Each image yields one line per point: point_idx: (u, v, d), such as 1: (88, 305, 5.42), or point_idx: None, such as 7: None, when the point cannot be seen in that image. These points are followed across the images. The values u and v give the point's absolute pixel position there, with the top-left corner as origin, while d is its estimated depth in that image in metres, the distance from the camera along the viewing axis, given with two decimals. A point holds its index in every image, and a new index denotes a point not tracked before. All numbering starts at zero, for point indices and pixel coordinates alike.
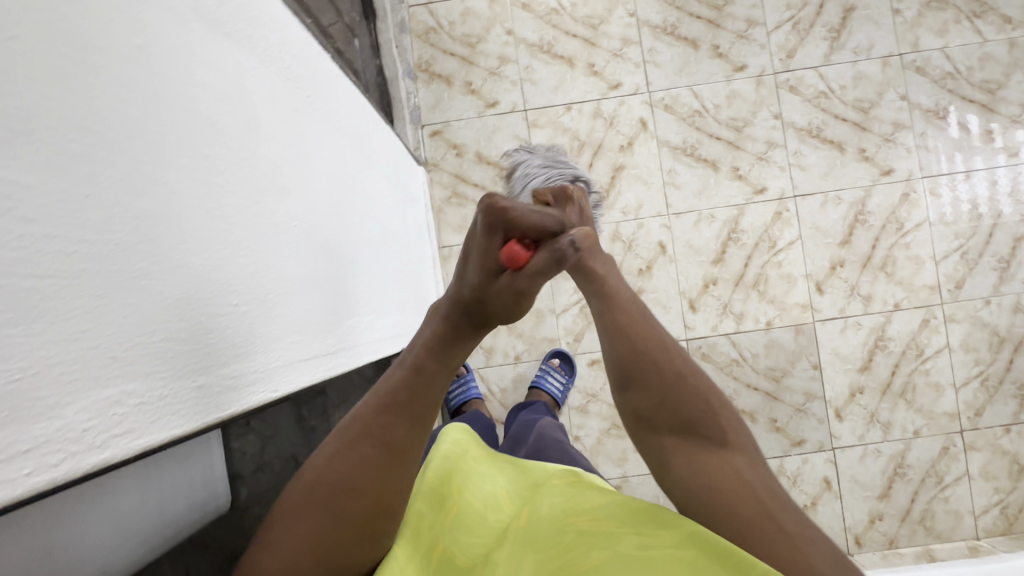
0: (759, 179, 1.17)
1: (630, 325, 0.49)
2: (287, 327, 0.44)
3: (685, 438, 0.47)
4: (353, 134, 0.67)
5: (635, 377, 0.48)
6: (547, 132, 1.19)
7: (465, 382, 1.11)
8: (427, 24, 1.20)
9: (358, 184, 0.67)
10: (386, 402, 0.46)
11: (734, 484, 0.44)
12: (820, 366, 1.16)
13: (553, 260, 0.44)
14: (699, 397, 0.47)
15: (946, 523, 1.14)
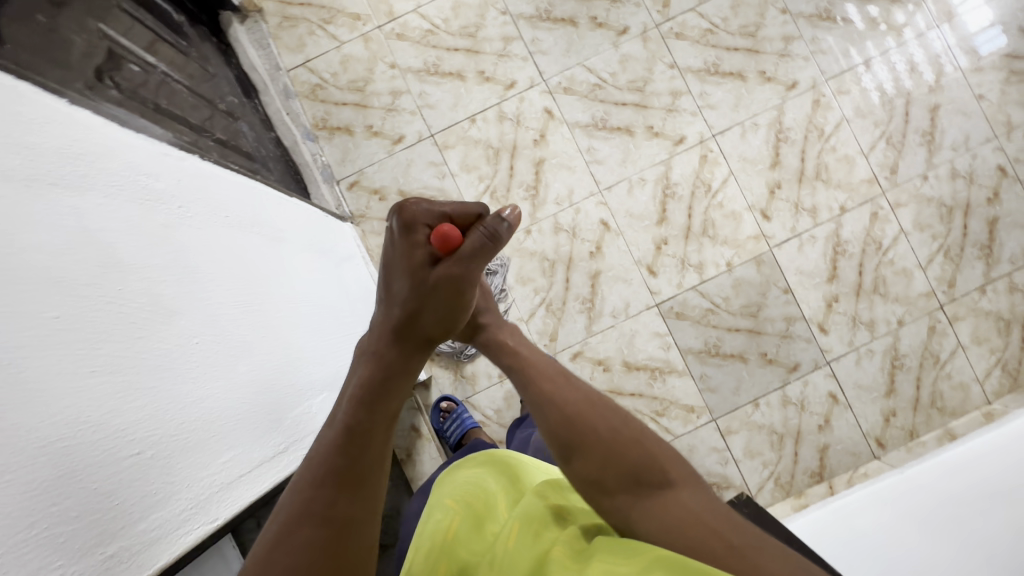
0: (676, 130, 1.17)
1: (556, 393, 0.56)
2: (212, 447, 0.44)
3: (632, 488, 0.50)
4: (249, 222, 0.65)
5: (573, 441, 0.53)
6: (460, 150, 1.17)
7: (459, 418, 1.09)
8: (311, 81, 1.18)
9: (272, 269, 0.66)
10: (321, 476, 0.45)
11: (678, 515, 0.47)
12: (791, 289, 1.16)
13: (483, 237, 0.53)
14: (632, 442, 0.53)
15: (956, 398, 1.15)
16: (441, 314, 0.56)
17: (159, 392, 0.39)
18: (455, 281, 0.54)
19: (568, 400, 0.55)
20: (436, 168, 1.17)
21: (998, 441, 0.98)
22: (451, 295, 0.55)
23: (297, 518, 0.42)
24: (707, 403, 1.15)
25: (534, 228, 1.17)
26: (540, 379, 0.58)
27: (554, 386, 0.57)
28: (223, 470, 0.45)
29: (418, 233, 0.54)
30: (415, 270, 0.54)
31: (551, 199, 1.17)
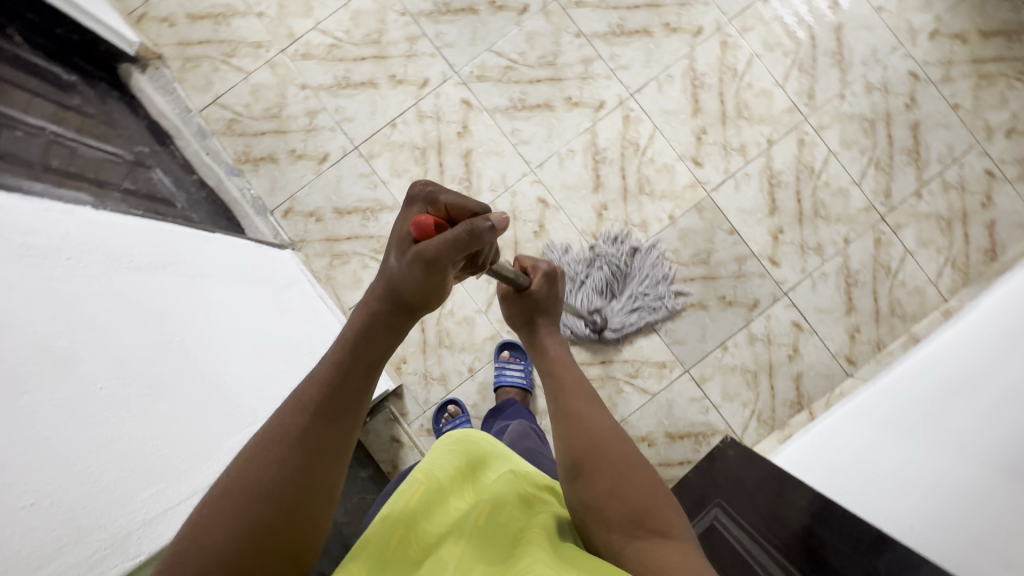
0: (594, 97, 1.17)
1: (584, 415, 0.56)
2: (127, 484, 0.44)
3: (628, 528, 0.48)
4: (161, 265, 0.65)
5: (583, 463, 0.52)
6: (386, 156, 1.17)
7: (458, 424, 1.10)
8: (225, 117, 1.17)
9: (195, 306, 0.65)
10: (305, 401, 0.44)
11: (669, 562, 0.45)
12: (736, 229, 1.17)
13: (467, 234, 0.44)
14: (640, 485, 0.51)
15: (914, 303, 1.17)
16: (421, 290, 0.48)
17: (59, 439, 0.39)
18: (431, 262, 0.46)
19: (590, 423, 0.55)
20: (367, 179, 1.16)
21: (955, 341, 1.00)
22: (428, 278, 0.47)
23: (276, 440, 0.43)
24: (677, 356, 1.16)
25: None
26: (573, 399, 0.58)
27: (584, 408, 0.57)
28: (143, 505, 0.45)
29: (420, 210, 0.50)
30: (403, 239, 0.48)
31: (486, 187, 1.16)
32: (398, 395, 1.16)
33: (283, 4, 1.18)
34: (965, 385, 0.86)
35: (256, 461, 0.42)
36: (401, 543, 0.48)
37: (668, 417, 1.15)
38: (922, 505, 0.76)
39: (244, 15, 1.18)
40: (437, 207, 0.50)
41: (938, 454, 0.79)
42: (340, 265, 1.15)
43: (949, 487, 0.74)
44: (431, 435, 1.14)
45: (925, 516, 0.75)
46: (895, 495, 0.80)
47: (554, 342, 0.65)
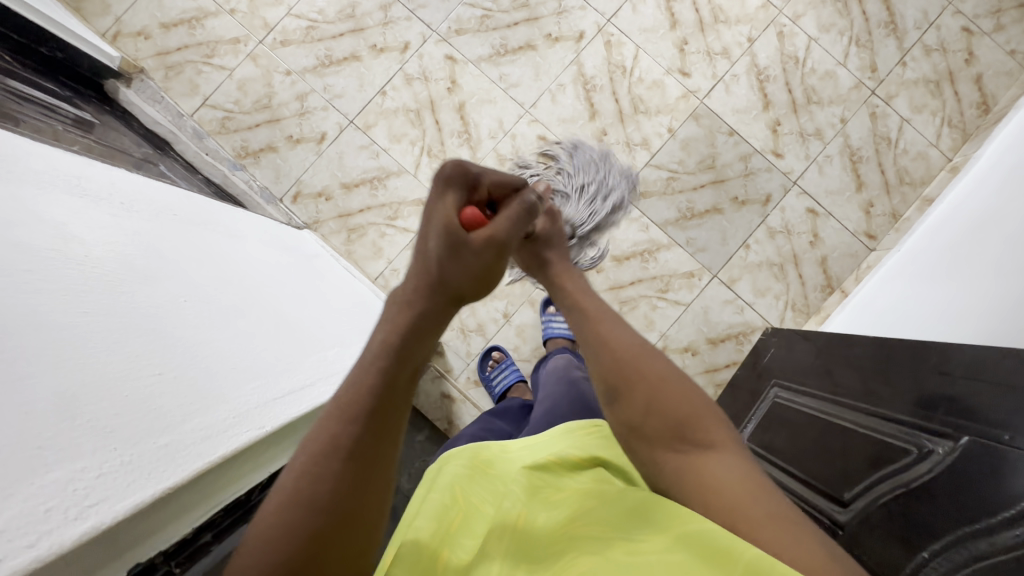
0: (573, 28, 1.19)
1: (609, 337, 0.51)
2: (234, 373, 0.45)
3: (676, 445, 0.45)
4: (199, 221, 0.66)
5: (619, 389, 0.48)
6: (383, 124, 1.18)
7: (505, 368, 1.11)
8: (218, 116, 1.18)
9: (241, 256, 0.66)
10: (342, 429, 0.40)
11: (718, 481, 0.42)
12: (735, 130, 1.19)
13: (520, 210, 0.47)
14: (678, 392, 0.47)
15: (919, 168, 1.19)
16: (477, 278, 0.45)
17: (163, 330, 0.40)
18: (501, 247, 0.45)
19: (618, 345, 0.50)
20: (368, 150, 1.18)
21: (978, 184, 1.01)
22: (495, 262, 0.46)
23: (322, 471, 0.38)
24: (702, 263, 1.18)
25: (481, 169, 1.18)
26: (596, 320, 0.53)
27: (611, 327, 0.52)
28: (251, 393, 0.46)
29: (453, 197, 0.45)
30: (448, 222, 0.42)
31: (485, 135, 1.18)
32: (439, 354, 1.17)
33: None
34: (994, 216, 0.87)
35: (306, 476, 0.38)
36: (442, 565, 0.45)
37: (705, 323, 1.17)
38: (982, 326, 0.74)
39: (216, 14, 1.19)
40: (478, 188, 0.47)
41: (979, 282, 0.80)
42: (358, 238, 1.16)
43: (993, 306, 0.75)
44: (480, 386, 1.15)
45: (976, 334, 0.75)
46: (943, 326, 0.82)
47: (571, 277, 0.59)
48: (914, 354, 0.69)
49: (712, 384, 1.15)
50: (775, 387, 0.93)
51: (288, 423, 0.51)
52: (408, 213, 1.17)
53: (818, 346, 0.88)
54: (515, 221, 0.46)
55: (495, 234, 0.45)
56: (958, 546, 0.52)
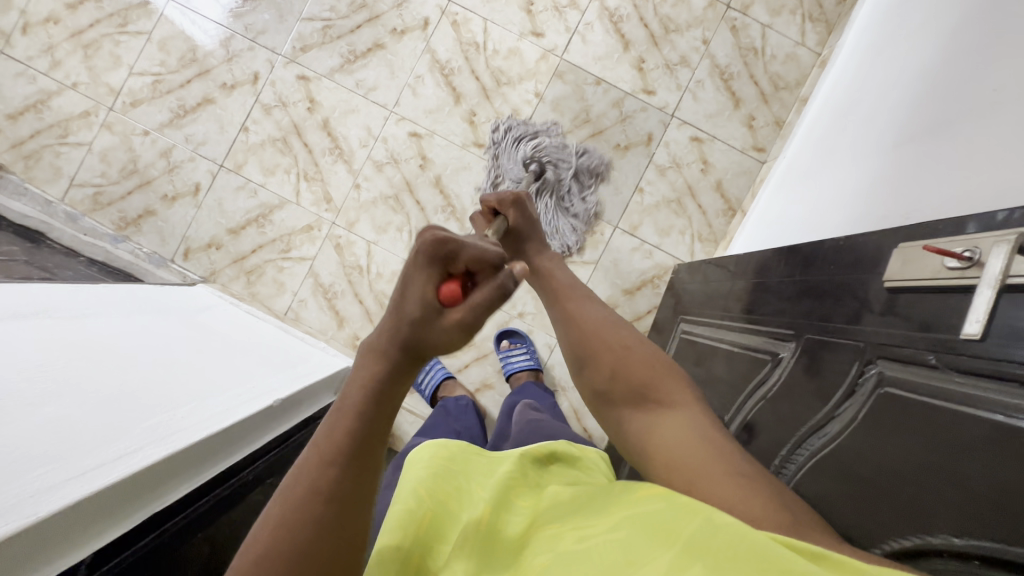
0: (416, 17, 1.17)
1: (580, 312, 0.59)
2: (13, 463, 0.43)
3: (633, 404, 0.50)
4: (37, 312, 0.67)
5: (586, 356, 0.55)
6: (253, 160, 1.17)
7: (430, 369, 1.12)
8: (88, 193, 1.17)
9: (91, 335, 0.67)
10: (328, 454, 0.39)
11: (665, 430, 0.46)
12: (601, 78, 1.18)
13: (500, 292, 0.38)
14: (642, 362, 0.52)
15: (792, 71, 1.18)
16: (444, 346, 0.40)
17: None
18: (468, 325, 0.38)
19: (586, 320, 0.58)
20: (245, 190, 1.17)
21: (844, 76, 1.00)
22: (463, 341, 0.39)
23: (312, 498, 0.37)
24: (600, 217, 1.17)
25: (361, 180, 1.18)
26: (568, 302, 0.60)
27: (581, 306, 0.59)
28: (35, 477, 0.44)
29: (432, 273, 0.38)
30: (426, 306, 0.38)
31: (357, 146, 1.17)
32: None
33: (90, 66, 1.17)
34: (865, 105, 0.86)
35: (284, 529, 0.36)
36: None
37: (618, 275, 1.17)
38: (859, 212, 0.74)
39: (60, 92, 1.17)
40: (454, 263, 0.38)
41: (863, 164, 0.79)
42: (258, 278, 1.16)
43: (868, 195, 0.75)
44: (413, 392, 1.15)
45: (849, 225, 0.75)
46: (831, 214, 0.82)
47: (549, 258, 0.66)
48: (784, 258, 0.68)
49: (639, 333, 1.15)
50: (681, 321, 0.96)
51: (104, 494, 0.48)
52: (300, 241, 1.16)
53: (718, 270, 0.90)
54: (490, 305, 0.38)
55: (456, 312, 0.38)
56: (796, 449, 0.50)
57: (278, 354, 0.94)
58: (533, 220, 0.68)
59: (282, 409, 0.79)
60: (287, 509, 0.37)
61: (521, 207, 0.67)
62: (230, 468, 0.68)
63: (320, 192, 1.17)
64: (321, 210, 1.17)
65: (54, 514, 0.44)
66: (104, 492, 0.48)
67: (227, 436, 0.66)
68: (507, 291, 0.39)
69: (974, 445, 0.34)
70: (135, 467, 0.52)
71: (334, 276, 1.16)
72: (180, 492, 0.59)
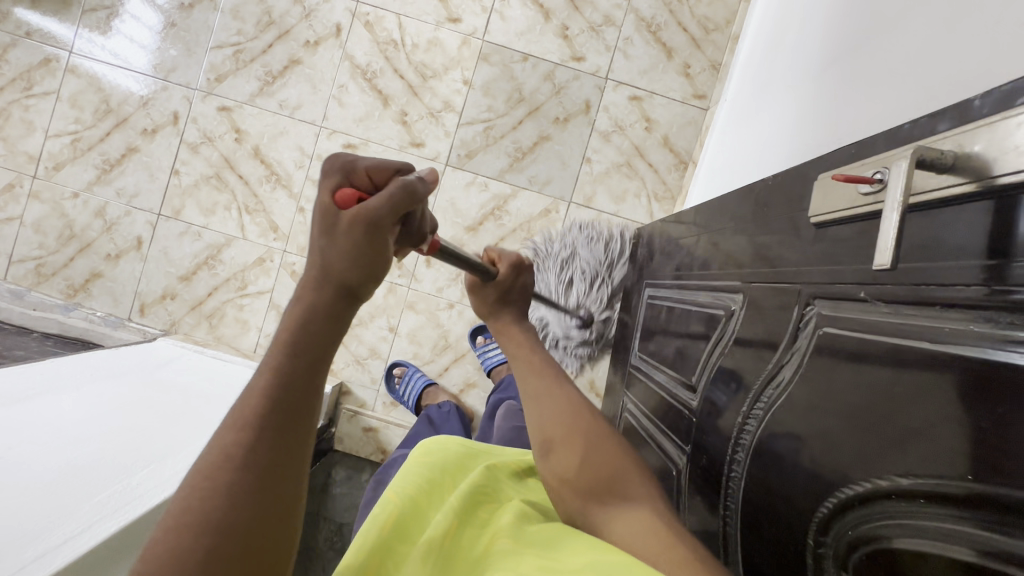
0: (327, 25, 1.13)
1: (553, 390, 0.53)
2: None
3: (601, 498, 0.47)
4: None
5: (555, 438, 0.50)
6: (190, 203, 1.14)
7: (410, 379, 1.11)
8: (30, 267, 1.13)
9: (41, 414, 0.65)
10: (245, 416, 0.34)
11: (634, 536, 0.43)
12: (528, 53, 1.14)
13: (405, 194, 0.34)
14: (611, 459, 0.48)
15: (719, 10, 1.14)
16: (364, 271, 0.35)
17: None
18: (373, 232, 0.34)
19: (558, 403, 0.52)
20: (189, 234, 1.14)
21: (768, 8, 0.98)
22: (374, 255, 0.35)
23: (215, 465, 0.32)
24: (552, 196, 1.15)
25: (304, 202, 1.14)
26: (535, 381, 0.55)
27: (551, 388, 0.54)
28: None
29: (332, 182, 0.35)
30: (324, 217, 0.34)
31: (293, 169, 1.14)
32: (347, 393, 1.16)
33: (4, 136, 1.13)
34: (791, 33, 0.83)
35: (200, 490, 0.31)
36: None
37: None
38: (798, 146, 0.72)
39: None
40: (356, 174, 0.36)
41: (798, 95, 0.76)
42: (219, 321, 1.14)
43: (804, 126, 0.72)
44: (398, 404, 1.14)
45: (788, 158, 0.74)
46: (773, 151, 0.80)
47: (525, 340, 0.59)
48: (727, 208, 0.66)
49: None
50: (647, 285, 0.94)
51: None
52: (255, 276, 1.14)
53: (676, 228, 0.87)
54: (399, 199, 0.34)
55: (354, 220, 0.34)
56: (757, 403, 0.49)
57: (248, 395, 0.93)
58: (525, 288, 0.63)
59: None
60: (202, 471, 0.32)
61: (519, 271, 0.62)
62: None
63: (265, 222, 1.14)
64: (269, 240, 1.14)
65: None
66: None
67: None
68: (409, 197, 0.35)
69: (920, 376, 0.33)
70: (84, 547, 0.50)
71: None
72: None
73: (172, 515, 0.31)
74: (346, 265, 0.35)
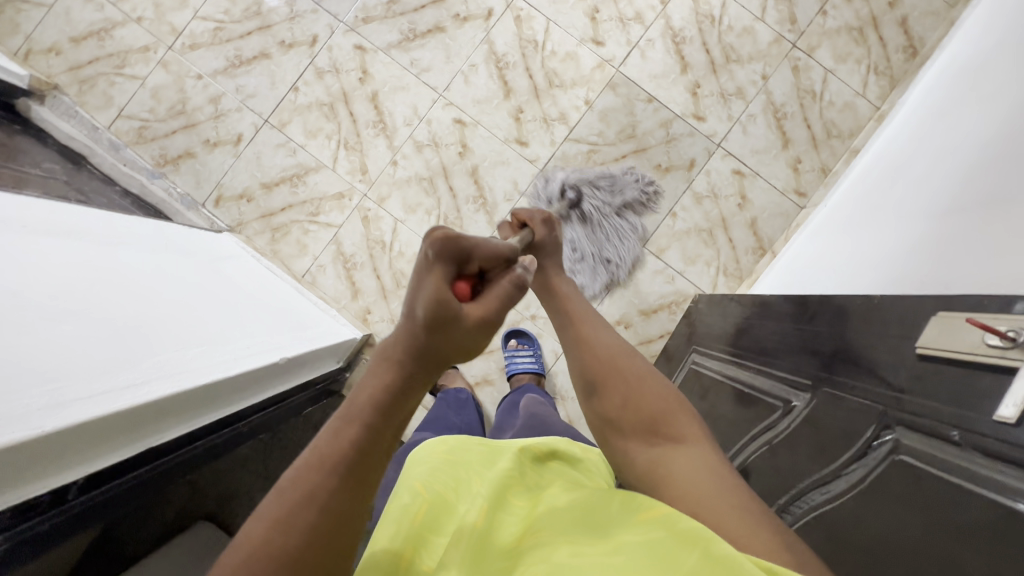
0: (481, 6, 1.17)
1: (592, 338, 0.57)
2: (25, 376, 0.44)
3: (645, 437, 0.49)
4: (63, 233, 0.66)
5: (597, 382, 0.54)
6: (297, 121, 1.18)
7: None
8: (134, 126, 1.19)
9: (122, 264, 0.69)
10: (329, 464, 0.38)
11: (672, 465, 0.45)
12: (654, 96, 1.17)
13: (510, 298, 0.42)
14: (655, 398, 0.50)
15: (848, 120, 1.16)
16: (461, 349, 0.41)
17: None
18: (487, 322, 0.41)
19: (598, 345, 0.56)
20: (285, 148, 1.18)
21: (899, 136, 0.99)
22: (474, 345, 0.41)
23: (300, 504, 0.36)
24: (628, 235, 1.17)
25: (399, 157, 1.18)
26: (582, 326, 0.59)
27: (596, 332, 0.58)
28: (46, 392, 0.44)
29: (446, 271, 0.40)
30: (450, 298, 0.38)
31: (401, 123, 1.18)
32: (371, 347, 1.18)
33: (158, 3, 1.20)
34: (916, 168, 0.84)
35: (280, 529, 0.35)
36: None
37: (637, 296, 1.16)
38: (895, 277, 0.72)
39: (124, 24, 1.20)
40: (472, 260, 0.41)
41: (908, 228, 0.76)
42: (283, 236, 1.17)
43: (905, 259, 0.72)
44: None
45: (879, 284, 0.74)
46: (862, 273, 0.80)
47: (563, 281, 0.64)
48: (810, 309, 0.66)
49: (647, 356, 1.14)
50: (693, 352, 0.94)
51: (109, 419, 0.49)
52: (330, 207, 1.17)
53: (738, 308, 0.87)
54: (510, 296, 0.42)
55: (475, 308, 0.40)
56: (796, 501, 0.51)
57: (291, 314, 0.96)
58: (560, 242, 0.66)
59: (289, 363, 0.81)
60: (282, 511, 0.36)
61: (550, 228, 0.67)
62: (229, 416, 0.70)
63: (357, 162, 1.18)
64: (355, 180, 1.18)
65: (58, 431, 0.44)
66: (115, 416, 0.49)
67: (211, 390, 0.63)
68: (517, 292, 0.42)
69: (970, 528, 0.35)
70: (140, 398, 0.52)
71: (356, 247, 1.17)
72: (177, 431, 0.60)
73: (249, 551, 0.34)
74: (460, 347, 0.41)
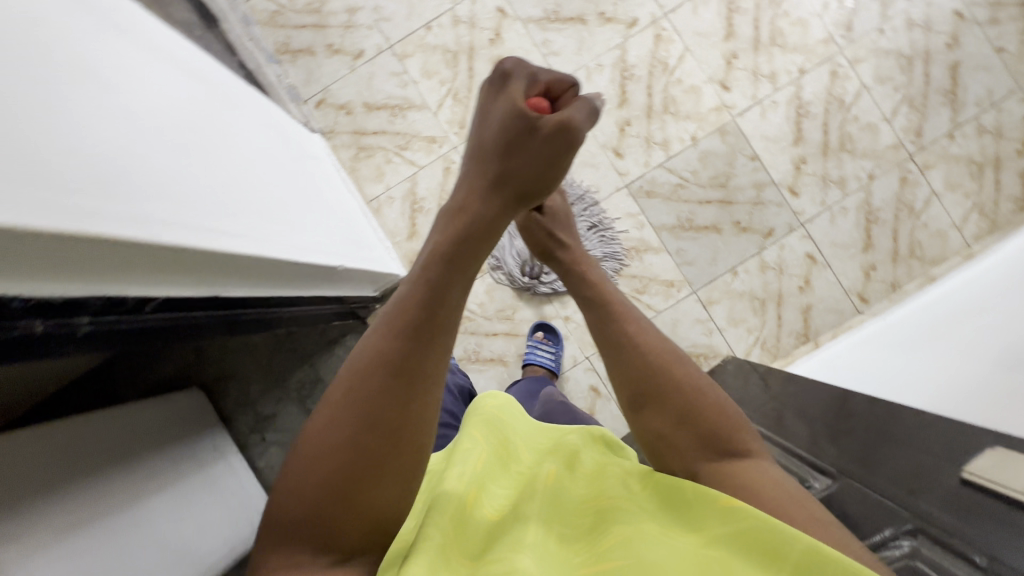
0: (627, 14, 1.19)
1: (635, 339, 0.55)
2: (157, 188, 0.46)
3: (706, 448, 0.49)
4: (200, 76, 0.69)
5: (646, 395, 0.52)
6: (419, 57, 1.21)
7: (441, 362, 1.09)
8: (269, 8, 1.23)
9: (237, 126, 0.71)
10: (395, 325, 0.43)
11: (747, 478, 0.46)
12: (758, 155, 1.17)
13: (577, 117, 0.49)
14: (712, 406, 0.51)
15: (935, 247, 1.15)
16: (539, 171, 0.50)
17: (105, 127, 0.42)
18: (563, 139, 0.48)
19: (642, 345, 0.55)
20: (397, 78, 1.21)
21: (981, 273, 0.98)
22: (553, 165, 0.50)
23: (372, 362, 0.42)
24: (685, 277, 1.17)
25: None
26: (622, 322, 0.57)
27: (637, 330, 0.56)
28: (172, 209, 0.47)
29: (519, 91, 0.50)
30: (526, 113, 0.48)
31: None
32: None
33: None
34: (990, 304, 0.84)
35: (356, 387, 0.41)
36: (472, 518, 0.46)
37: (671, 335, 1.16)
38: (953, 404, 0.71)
39: None
40: (536, 84, 0.51)
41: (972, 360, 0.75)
42: (365, 158, 1.20)
43: (968, 390, 0.71)
44: None
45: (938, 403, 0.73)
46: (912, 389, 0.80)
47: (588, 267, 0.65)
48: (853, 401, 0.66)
49: None
50: None
51: (206, 257, 0.51)
52: (418, 147, 1.20)
53: (767, 386, 0.85)
54: (586, 115, 0.50)
55: (544, 122, 0.48)
56: None
57: (351, 230, 0.98)
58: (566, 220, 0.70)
59: (336, 273, 0.83)
60: (359, 370, 0.42)
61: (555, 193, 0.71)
62: (272, 298, 0.73)
63: (459, 115, 1.20)
64: (450, 130, 1.20)
65: (172, 250, 0.46)
66: (211, 256, 0.52)
67: (279, 268, 0.66)
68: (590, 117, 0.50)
69: None
70: (233, 250, 0.55)
71: (429, 193, 1.19)
72: (238, 291, 0.63)
73: (330, 408, 0.41)
74: (530, 171, 0.49)
